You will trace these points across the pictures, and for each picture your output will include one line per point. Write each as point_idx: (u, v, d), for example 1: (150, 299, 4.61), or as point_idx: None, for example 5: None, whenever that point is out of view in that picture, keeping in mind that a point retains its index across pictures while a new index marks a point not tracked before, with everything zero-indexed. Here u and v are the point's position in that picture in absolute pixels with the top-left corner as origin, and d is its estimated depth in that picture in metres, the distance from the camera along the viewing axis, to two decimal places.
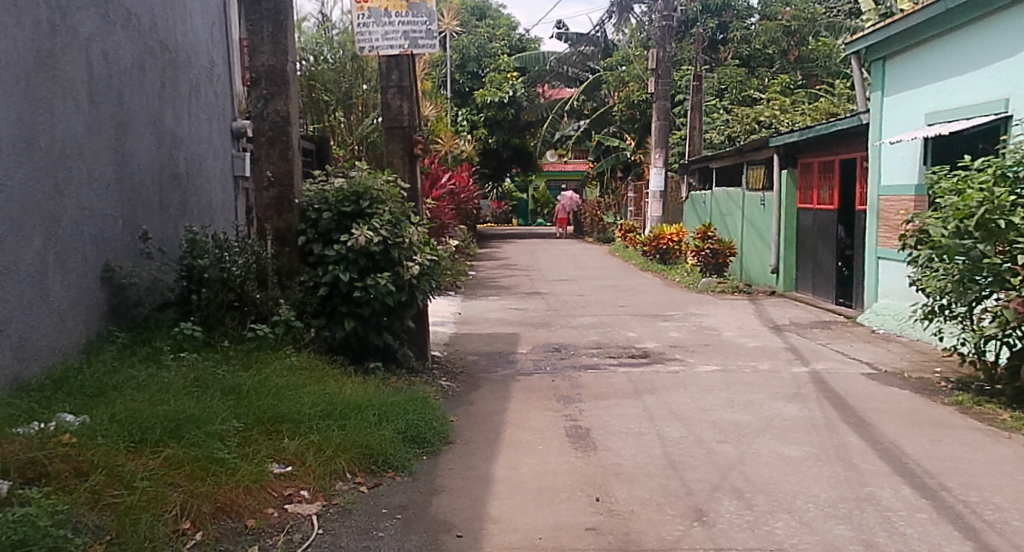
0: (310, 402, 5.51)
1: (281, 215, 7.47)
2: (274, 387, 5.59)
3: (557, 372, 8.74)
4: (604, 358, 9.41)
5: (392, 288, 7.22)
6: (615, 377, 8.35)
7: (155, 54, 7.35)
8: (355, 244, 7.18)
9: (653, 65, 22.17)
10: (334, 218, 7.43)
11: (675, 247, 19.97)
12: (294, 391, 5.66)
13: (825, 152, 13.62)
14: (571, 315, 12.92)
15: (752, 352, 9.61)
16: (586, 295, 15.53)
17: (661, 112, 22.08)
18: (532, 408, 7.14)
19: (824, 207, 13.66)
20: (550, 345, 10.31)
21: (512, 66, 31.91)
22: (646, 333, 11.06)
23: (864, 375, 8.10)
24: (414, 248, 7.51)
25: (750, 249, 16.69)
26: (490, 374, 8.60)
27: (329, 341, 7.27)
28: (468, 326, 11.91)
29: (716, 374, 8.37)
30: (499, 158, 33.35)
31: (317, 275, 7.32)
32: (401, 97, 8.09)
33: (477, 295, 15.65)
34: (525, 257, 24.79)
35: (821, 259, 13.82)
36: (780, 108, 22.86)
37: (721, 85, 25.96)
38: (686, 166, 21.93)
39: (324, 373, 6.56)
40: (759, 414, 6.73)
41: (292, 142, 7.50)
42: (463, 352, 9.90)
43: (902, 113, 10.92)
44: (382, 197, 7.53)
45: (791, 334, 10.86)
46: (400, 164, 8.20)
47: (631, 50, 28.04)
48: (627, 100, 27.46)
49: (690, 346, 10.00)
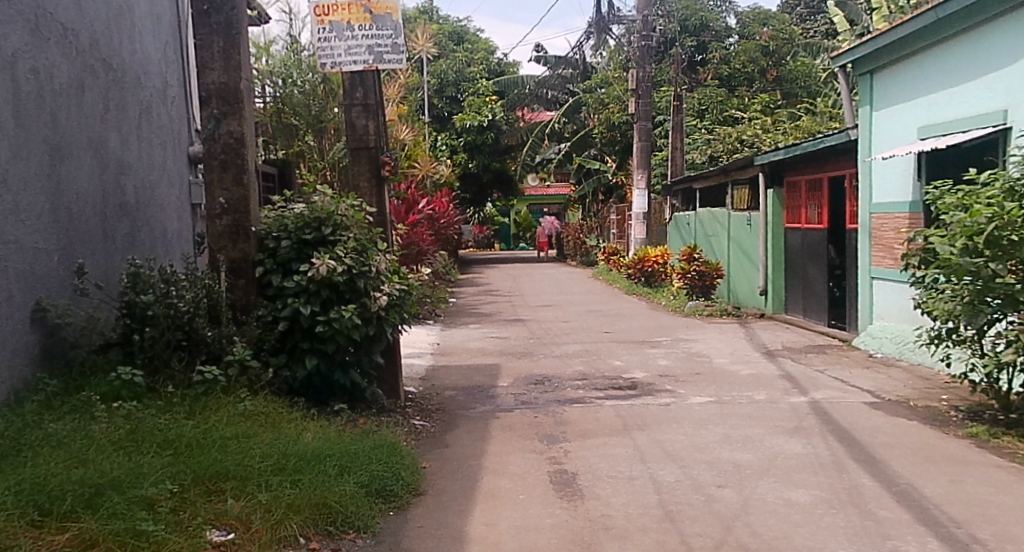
0: (262, 455, 4.93)
1: (236, 244, 6.88)
2: (220, 439, 5.01)
3: (539, 407, 8.14)
4: (590, 390, 8.83)
5: (357, 321, 6.66)
6: (602, 412, 7.77)
7: (96, 74, 6.79)
8: (316, 274, 6.62)
9: (633, 86, 21.73)
10: (294, 247, 6.88)
11: (661, 269, 19.47)
12: (244, 442, 5.08)
13: (813, 169, 13.17)
14: (554, 343, 12.34)
15: (747, 380, 9.07)
16: (570, 321, 14.97)
17: (642, 132, 21.65)
18: (513, 450, 6.55)
19: (813, 227, 13.20)
20: (533, 377, 9.72)
21: (491, 89, 31.49)
22: (633, 362, 10.49)
23: (867, 405, 7.56)
24: (381, 277, 6.97)
25: (737, 270, 16.18)
26: (468, 411, 8.00)
27: (289, 381, 6.70)
28: (447, 358, 11.30)
29: (710, 406, 7.81)
30: (480, 183, 32.86)
31: (276, 309, 6.76)
32: (366, 116, 7.53)
33: (457, 323, 15.07)
34: (507, 282, 24.19)
35: (812, 280, 13.32)
36: (762, 128, 22.49)
37: (701, 106, 25.42)
38: (669, 187, 21.53)
39: (282, 419, 6.00)
40: (760, 453, 6.17)
41: (247, 166, 6.92)
42: (440, 387, 9.29)
43: (892, 127, 10.41)
44: (346, 223, 6.99)
45: (785, 359, 10.33)
46: (367, 187, 7.62)
47: (611, 72, 27.67)
48: (607, 121, 26.98)
49: (681, 375, 9.44)
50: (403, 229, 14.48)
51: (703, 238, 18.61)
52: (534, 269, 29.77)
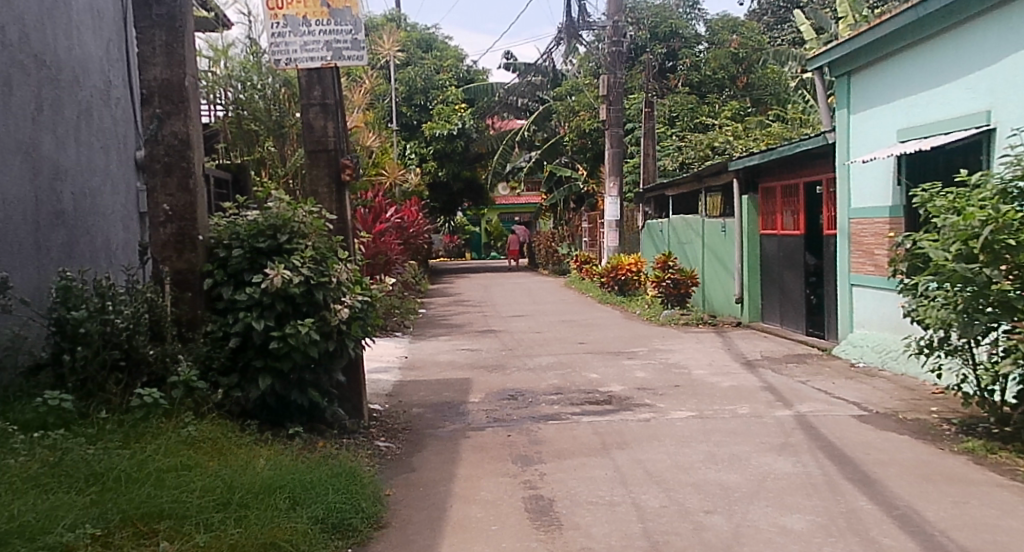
0: (203, 488, 4.49)
1: (182, 254, 6.40)
2: (158, 472, 4.57)
3: (512, 425, 7.68)
4: (566, 406, 8.39)
5: (315, 336, 6.18)
6: (578, 429, 7.33)
7: (26, 71, 6.30)
8: (270, 286, 6.13)
9: (603, 92, 21.36)
10: (246, 256, 6.39)
11: (634, 277, 19.11)
12: (185, 475, 4.64)
13: (788, 174, 12.88)
14: (527, 355, 11.89)
15: (728, 393, 8.68)
16: (543, 331, 14.53)
17: (613, 139, 21.34)
18: (484, 473, 6.10)
19: (789, 233, 12.89)
20: (505, 392, 9.26)
21: (460, 97, 31.02)
22: (610, 374, 10.06)
23: (856, 418, 7.20)
24: (342, 288, 6.49)
25: (712, 278, 15.85)
26: (436, 431, 7.52)
27: (241, 403, 6.22)
28: (415, 372, 10.81)
29: (691, 422, 7.40)
30: (450, 192, 32.36)
31: (226, 323, 6.28)
32: (325, 117, 7.06)
33: (427, 335, 14.57)
34: (479, 292, 23.73)
35: (789, 288, 13.00)
36: (734, 134, 22.26)
37: (671, 112, 25.05)
38: (641, 194, 21.22)
39: (231, 446, 5.53)
40: (748, 473, 5.77)
41: (193, 169, 6.45)
42: (408, 404, 8.80)
43: (871, 130, 10.10)
44: (304, 230, 6.50)
45: (766, 370, 9.96)
46: (326, 192, 7.15)
47: (581, 79, 27.33)
48: (577, 129, 26.62)
49: (659, 389, 9.03)
50: (369, 238, 13.96)
51: (677, 245, 18.29)
52: (506, 278, 29.34)
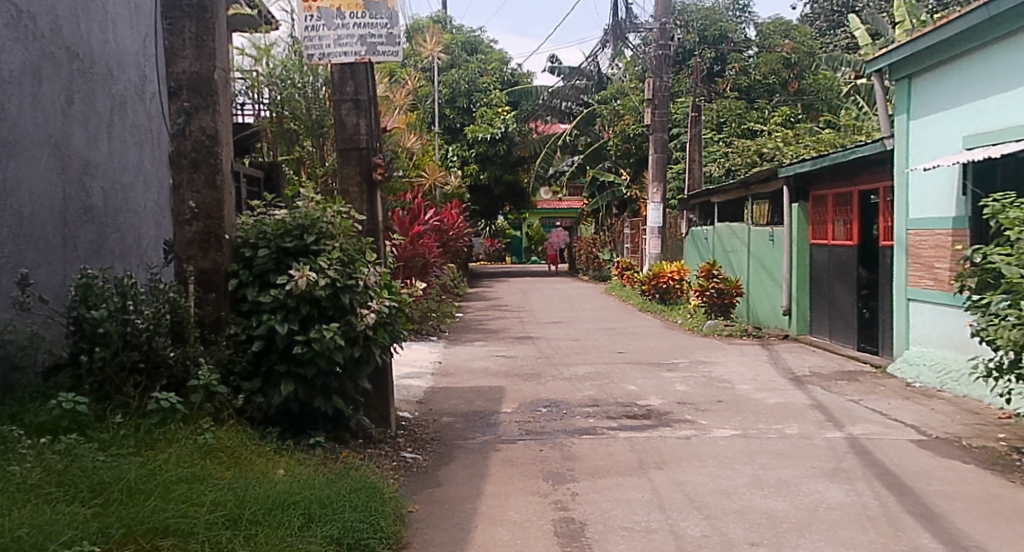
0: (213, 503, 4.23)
1: (207, 253, 6.18)
2: (168, 483, 4.31)
3: (545, 438, 7.35)
4: (602, 419, 8.04)
5: (341, 342, 5.94)
6: (615, 445, 6.97)
7: (56, 63, 5.99)
8: (295, 288, 5.89)
9: (649, 95, 20.92)
10: (272, 257, 6.15)
11: (677, 285, 18.67)
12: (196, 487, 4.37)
13: (841, 182, 12.39)
14: (563, 364, 11.55)
15: (774, 410, 8.25)
16: (581, 339, 14.17)
17: (658, 144, 20.92)
18: (513, 491, 5.77)
19: (841, 243, 12.39)
20: (539, 403, 8.93)
21: (504, 100, 30.74)
22: (649, 387, 9.69)
23: (914, 444, 6.78)
24: (370, 292, 6.25)
25: (758, 288, 15.38)
26: (466, 442, 7.21)
27: (263, 409, 5.99)
28: (448, 379, 10.52)
29: (735, 441, 7.00)
30: (491, 195, 32.11)
31: (250, 326, 6.04)
32: (357, 113, 6.80)
33: (463, 340, 14.28)
34: (517, 297, 23.43)
35: (839, 301, 12.50)
36: (784, 141, 21.69)
37: (719, 117, 24.52)
38: (686, 201, 20.77)
39: (249, 456, 5.29)
40: (798, 502, 5.39)
41: (221, 166, 6.21)
42: (438, 412, 8.51)
43: (932, 137, 9.60)
44: (332, 231, 6.26)
45: (814, 387, 9.51)
46: (357, 191, 6.88)
47: (626, 83, 26.91)
48: (622, 133, 26.19)
49: (701, 404, 8.63)
50: (405, 240, 13.70)
51: (722, 254, 17.82)
52: (546, 283, 29.01)
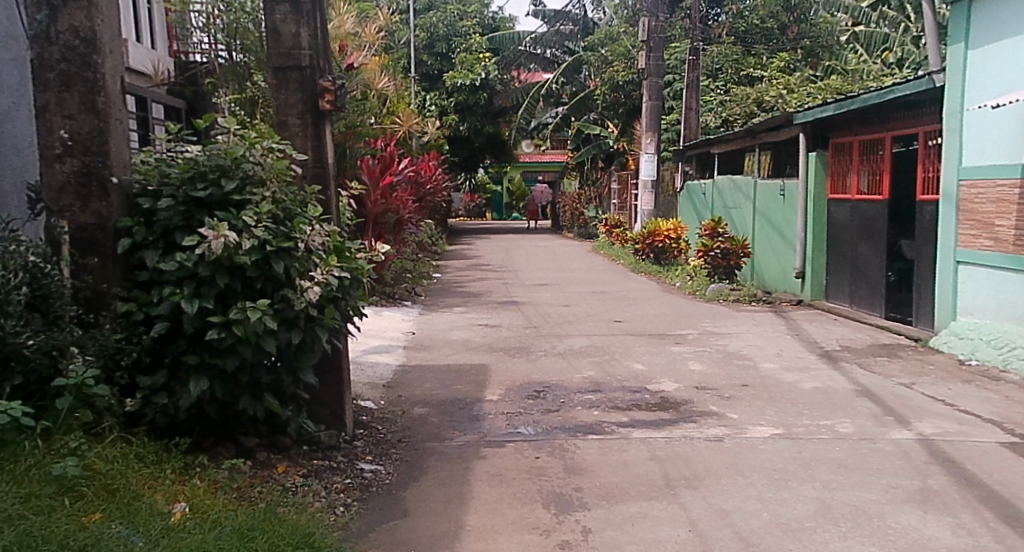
0: None
1: (88, 204, 4.59)
2: None
3: (539, 440, 5.85)
4: (609, 411, 6.56)
5: (272, 324, 4.45)
6: (628, 452, 5.49)
7: None
8: (208, 253, 4.37)
9: (643, 37, 19.11)
10: (178, 209, 4.61)
11: (673, 244, 17.16)
12: None
13: (869, 127, 10.84)
14: (555, 336, 10.06)
15: (814, 398, 6.79)
16: (573, 305, 12.69)
17: (651, 90, 19.21)
18: (502, 526, 4.31)
19: (866, 197, 10.92)
20: (530, 388, 7.41)
21: (484, 46, 28.78)
22: (658, 366, 8.24)
23: (1007, 448, 5.36)
24: (314, 259, 4.73)
25: (765, 247, 13.88)
26: (441, 447, 5.72)
27: (169, 414, 4.49)
28: (422, 354, 9.01)
29: (780, 445, 5.53)
30: (471, 147, 30.30)
31: (148, 303, 4.51)
32: (297, 20, 5.23)
33: (440, 305, 12.77)
34: (499, 255, 21.84)
35: (864, 262, 11.03)
36: (785, 88, 20.05)
37: (714, 63, 22.78)
38: (682, 153, 19.22)
39: (132, 490, 3.77)
40: (891, 546, 3.96)
41: (103, 83, 4.60)
42: (409, 401, 6.99)
43: (997, 70, 8.09)
44: (260, 175, 4.75)
45: (850, 365, 8.08)
46: (298, 124, 5.32)
47: (615, 28, 24.95)
48: (610, 81, 24.13)
49: (724, 390, 7.15)
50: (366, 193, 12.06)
51: (722, 209, 16.26)
52: (529, 241, 27.44)
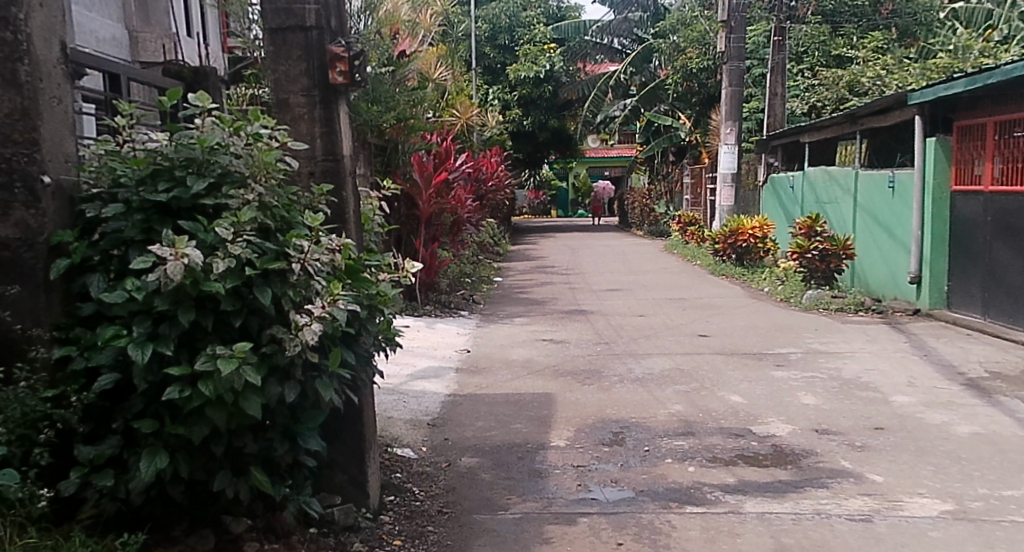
0: None
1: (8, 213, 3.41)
2: None
3: (622, 512, 4.49)
4: (710, 467, 5.14)
5: (254, 378, 3.18)
6: (745, 537, 4.09)
7: None
8: (163, 281, 3.10)
9: (723, 17, 17.42)
10: (130, 217, 3.40)
11: (759, 243, 15.55)
12: None
13: (1010, 106, 9.15)
14: (632, 355, 8.67)
15: (980, 451, 5.28)
16: (649, 315, 11.27)
17: (733, 75, 17.51)
18: None
19: (1005, 188, 9.27)
20: (605, 429, 6.03)
21: (549, 36, 27.42)
22: (762, 398, 6.78)
23: None
24: (316, 284, 3.43)
25: (871, 248, 12.19)
26: (494, 523, 4.38)
27: (118, 499, 3.27)
28: (478, 380, 7.68)
29: (957, 532, 4.08)
30: (535, 142, 28.97)
31: (90, 346, 3.30)
32: None
33: (501, 314, 11.49)
34: (566, 255, 20.50)
35: (1001, 265, 9.35)
36: (882, 69, 18.19)
37: (799, 47, 21.00)
38: (767, 142, 17.59)
39: None
40: None
41: (29, 44, 3.42)
42: (458, 448, 5.68)
43: None
44: (244, 171, 3.49)
45: (1006, 398, 6.53)
46: (303, 102, 4.05)
47: (687, 13, 23.27)
48: (683, 69, 22.51)
49: (855, 436, 5.67)
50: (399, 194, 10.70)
51: (816, 205, 14.57)
52: (597, 239, 26.04)
